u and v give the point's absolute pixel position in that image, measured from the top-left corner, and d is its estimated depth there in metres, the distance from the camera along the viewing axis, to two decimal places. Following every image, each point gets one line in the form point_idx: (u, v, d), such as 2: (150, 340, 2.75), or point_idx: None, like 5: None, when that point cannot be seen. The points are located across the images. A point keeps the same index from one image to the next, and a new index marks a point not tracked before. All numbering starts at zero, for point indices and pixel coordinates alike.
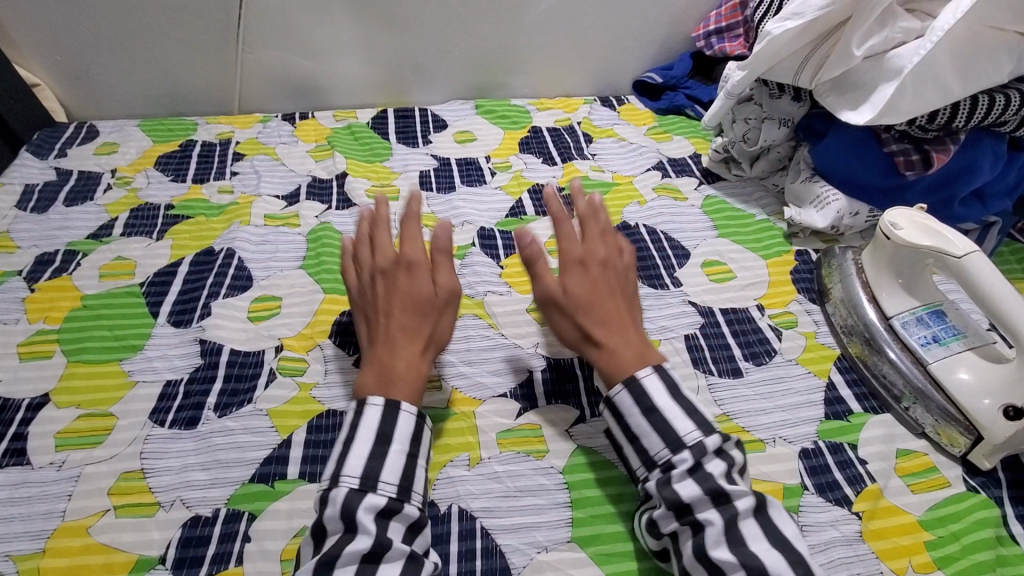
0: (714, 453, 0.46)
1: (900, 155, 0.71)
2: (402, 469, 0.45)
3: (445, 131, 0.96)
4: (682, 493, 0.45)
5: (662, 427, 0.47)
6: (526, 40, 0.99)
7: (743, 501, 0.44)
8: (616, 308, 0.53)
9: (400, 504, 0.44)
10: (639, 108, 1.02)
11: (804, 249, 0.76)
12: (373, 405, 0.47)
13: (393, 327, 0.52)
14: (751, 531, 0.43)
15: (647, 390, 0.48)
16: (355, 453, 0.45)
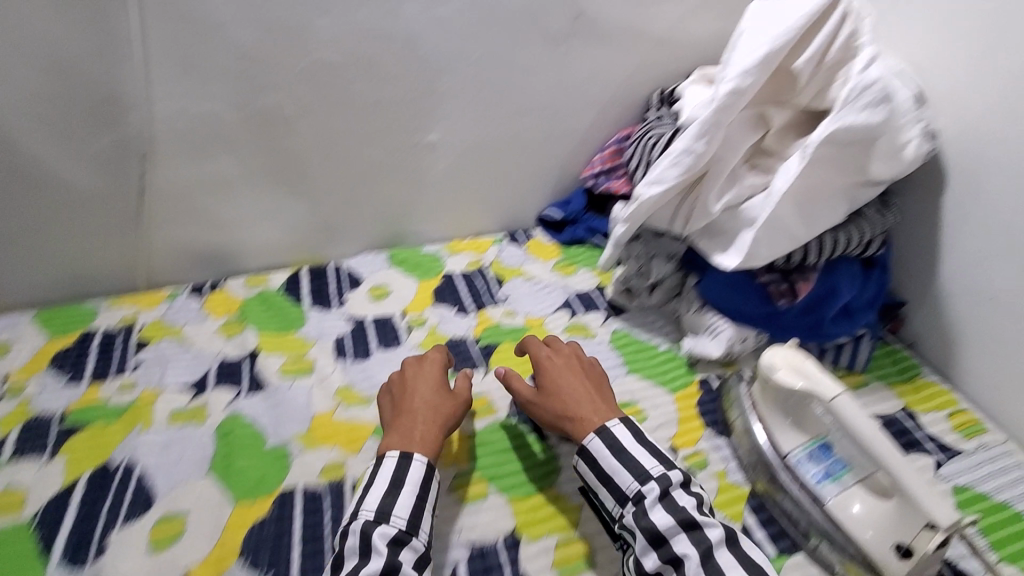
0: (676, 488, 0.62)
1: (772, 285, 0.81)
2: (413, 508, 0.62)
3: (360, 287, 0.97)
4: (657, 522, 0.60)
5: (629, 464, 0.64)
6: (430, 193, 1.03)
7: (715, 531, 0.59)
8: (583, 391, 0.72)
9: (408, 536, 0.60)
10: (545, 242, 1.09)
11: (706, 377, 0.82)
12: (392, 455, 0.65)
13: (424, 405, 0.71)
14: (726, 558, 0.58)
15: (616, 436, 0.66)
16: (373, 496, 0.62)
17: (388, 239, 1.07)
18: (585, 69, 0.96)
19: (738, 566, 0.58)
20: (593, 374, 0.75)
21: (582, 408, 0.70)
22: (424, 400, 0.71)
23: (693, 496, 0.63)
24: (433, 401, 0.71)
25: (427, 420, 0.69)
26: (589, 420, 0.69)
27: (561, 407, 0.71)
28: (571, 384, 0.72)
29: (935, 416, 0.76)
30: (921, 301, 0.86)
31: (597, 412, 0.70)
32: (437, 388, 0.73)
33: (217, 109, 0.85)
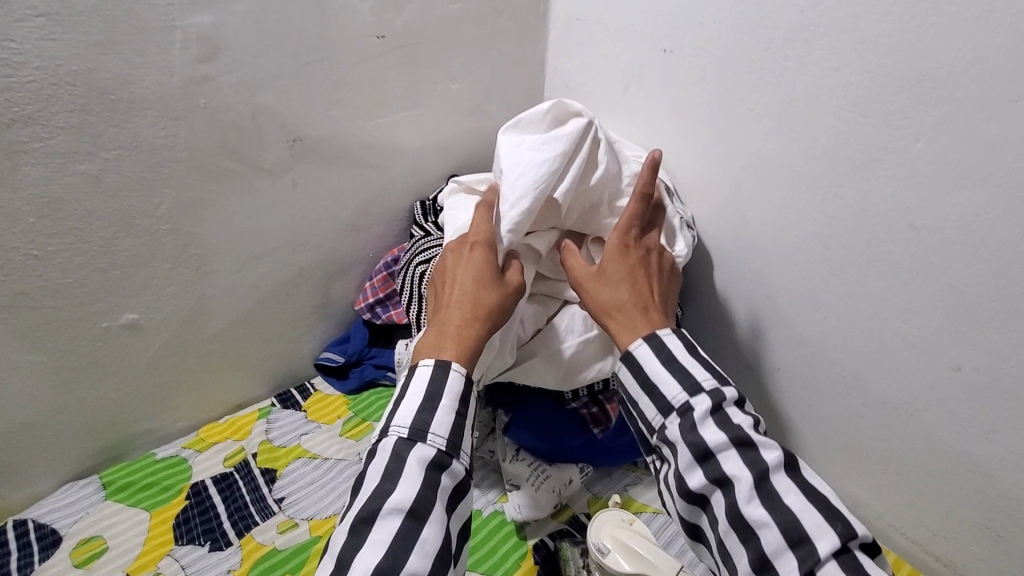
0: (728, 404, 0.53)
1: (584, 410, 0.74)
2: (452, 425, 0.52)
3: (53, 553, 0.68)
4: (706, 436, 0.51)
5: (679, 373, 0.55)
6: (154, 380, 0.78)
7: (773, 454, 0.50)
8: (649, 292, 0.63)
9: (449, 459, 0.51)
10: (329, 394, 0.90)
11: (540, 541, 0.70)
12: (427, 363, 0.56)
13: (477, 297, 0.60)
14: (781, 483, 0.49)
15: (665, 343, 0.57)
16: (406, 409, 0.53)
17: (103, 451, 0.78)
18: (325, 195, 0.80)
19: (800, 497, 0.48)
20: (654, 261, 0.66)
21: (648, 281, 0.63)
22: (464, 305, 0.60)
23: (720, 428, 0.51)
24: (495, 302, 0.60)
25: (470, 302, 0.60)
26: (651, 311, 0.60)
27: (610, 306, 0.61)
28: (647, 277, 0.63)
29: None
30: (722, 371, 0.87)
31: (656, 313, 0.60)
32: (485, 284, 0.61)
33: None
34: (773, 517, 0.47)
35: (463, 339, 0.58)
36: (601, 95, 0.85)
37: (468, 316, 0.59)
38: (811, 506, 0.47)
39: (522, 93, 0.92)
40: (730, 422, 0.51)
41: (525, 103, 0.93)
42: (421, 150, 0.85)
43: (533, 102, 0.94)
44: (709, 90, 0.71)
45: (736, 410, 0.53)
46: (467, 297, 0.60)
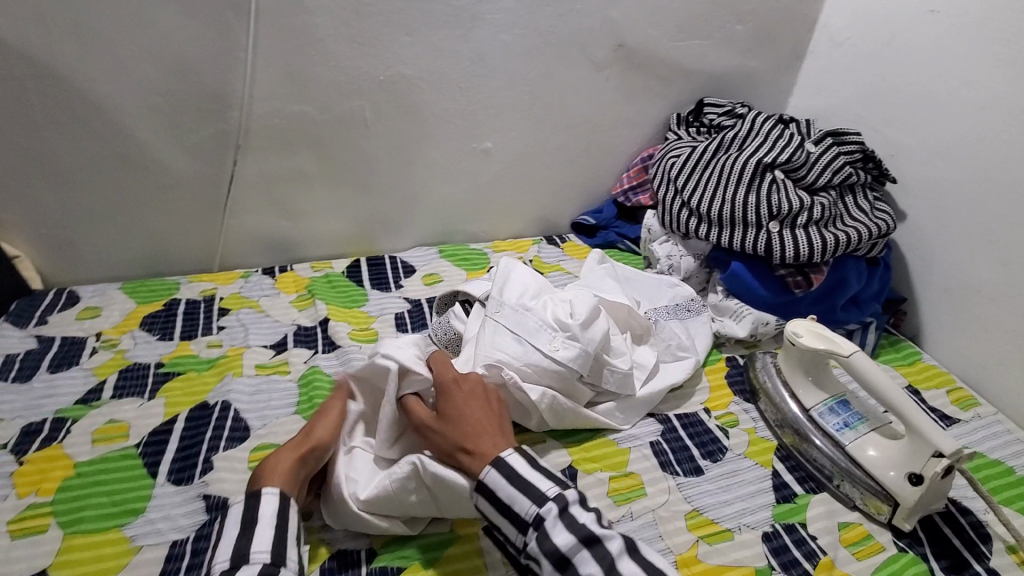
0: (572, 504, 0.56)
1: (789, 277, 0.91)
2: (272, 537, 0.55)
3: (414, 275, 1.08)
4: (559, 543, 0.54)
5: (524, 487, 0.57)
6: (479, 196, 1.14)
7: (615, 543, 0.54)
8: (486, 420, 0.64)
9: (278, 567, 0.53)
10: (580, 245, 1.20)
11: (732, 355, 0.90)
12: (236, 503, 0.58)
13: (298, 454, 0.63)
14: (630, 568, 0.52)
15: (510, 464, 0.59)
16: (225, 545, 0.54)
17: (438, 234, 1.17)
18: (623, 92, 1.09)
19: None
20: (494, 429, 0.64)
21: (474, 417, 0.64)
22: (300, 450, 0.63)
23: (567, 534, 0.54)
24: (309, 443, 0.64)
25: (318, 438, 0.65)
26: (485, 442, 0.62)
27: (462, 433, 0.63)
28: (473, 414, 0.64)
29: (934, 391, 0.86)
30: (922, 295, 0.98)
31: (495, 431, 0.63)
32: (304, 432, 0.66)
33: (306, 110, 0.96)
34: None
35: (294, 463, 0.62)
36: (863, 49, 1.02)
37: (271, 457, 0.63)
38: None
39: (789, 47, 1.13)
40: (593, 536, 0.54)
41: (789, 56, 1.14)
42: (696, 73, 1.11)
43: (796, 56, 1.14)
44: (969, 45, 0.87)
45: (556, 521, 0.55)
46: (307, 447, 0.64)
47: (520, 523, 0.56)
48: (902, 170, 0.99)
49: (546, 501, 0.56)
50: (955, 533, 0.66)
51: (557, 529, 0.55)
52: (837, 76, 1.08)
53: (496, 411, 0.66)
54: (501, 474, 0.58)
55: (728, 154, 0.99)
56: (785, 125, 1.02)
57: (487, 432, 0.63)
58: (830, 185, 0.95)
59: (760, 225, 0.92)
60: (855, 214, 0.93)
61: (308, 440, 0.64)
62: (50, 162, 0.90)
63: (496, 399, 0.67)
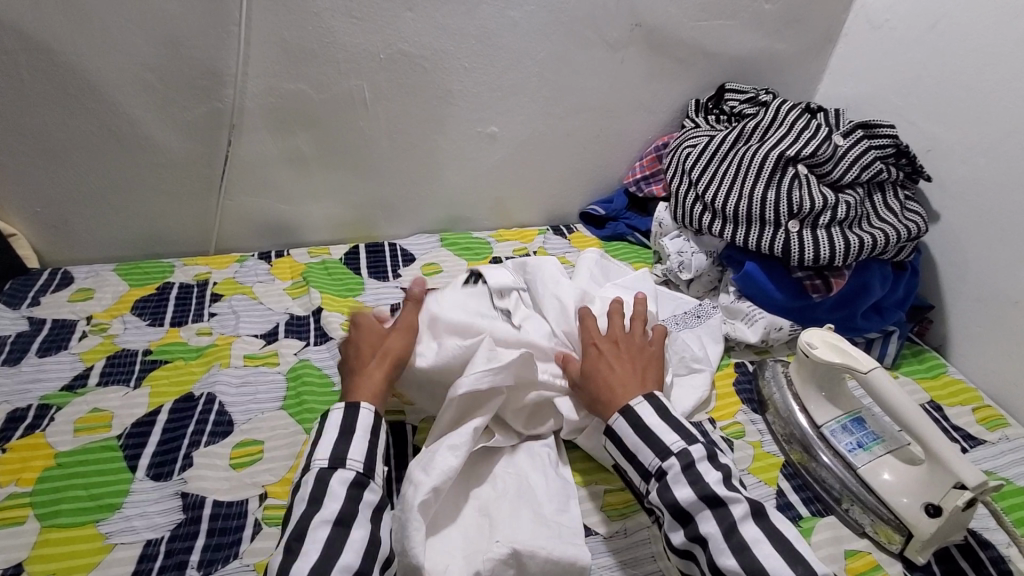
0: (698, 462, 0.56)
1: (806, 281, 0.86)
2: (367, 450, 0.57)
3: (413, 265, 1.04)
4: (680, 496, 0.54)
5: (651, 440, 0.58)
6: (483, 182, 1.09)
7: (738, 507, 0.52)
8: (630, 374, 0.64)
9: (367, 479, 0.55)
10: (587, 236, 1.14)
11: (741, 361, 0.85)
12: (336, 408, 0.60)
13: (376, 364, 0.65)
14: (751, 532, 0.51)
15: (639, 414, 0.60)
16: (324, 444, 0.57)
17: (440, 222, 1.13)
18: (639, 75, 1.03)
19: (766, 542, 0.51)
20: (634, 384, 0.63)
21: (616, 370, 0.64)
22: (379, 361, 0.65)
23: (692, 488, 0.54)
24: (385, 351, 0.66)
25: (390, 348, 0.66)
26: (623, 395, 0.62)
27: (605, 386, 0.63)
28: (617, 367, 0.65)
29: (959, 409, 0.80)
30: (951, 303, 0.91)
31: (635, 386, 0.63)
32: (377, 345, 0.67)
33: (303, 90, 0.92)
34: (744, 567, 0.49)
35: (375, 375, 0.64)
36: (904, 32, 0.94)
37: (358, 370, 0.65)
38: (774, 552, 0.50)
39: (821, 29, 1.05)
40: (718, 488, 0.54)
41: (820, 39, 1.06)
42: (719, 56, 1.04)
43: (828, 39, 1.06)
44: (1023, 31, 0.79)
45: (702, 473, 0.55)
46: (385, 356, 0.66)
47: (650, 472, 0.58)
48: (938, 167, 0.91)
49: (672, 455, 0.57)
50: (972, 567, 0.61)
51: (686, 480, 0.55)
52: (873, 62, 1.00)
53: (641, 372, 0.65)
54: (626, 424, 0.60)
55: (748, 146, 0.93)
56: (812, 114, 0.95)
57: (628, 387, 0.63)
58: (858, 181, 0.88)
59: (778, 224, 0.86)
60: (883, 214, 0.87)
61: (390, 349, 0.66)
62: (42, 139, 0.88)
63: (643, 361, 0.66)
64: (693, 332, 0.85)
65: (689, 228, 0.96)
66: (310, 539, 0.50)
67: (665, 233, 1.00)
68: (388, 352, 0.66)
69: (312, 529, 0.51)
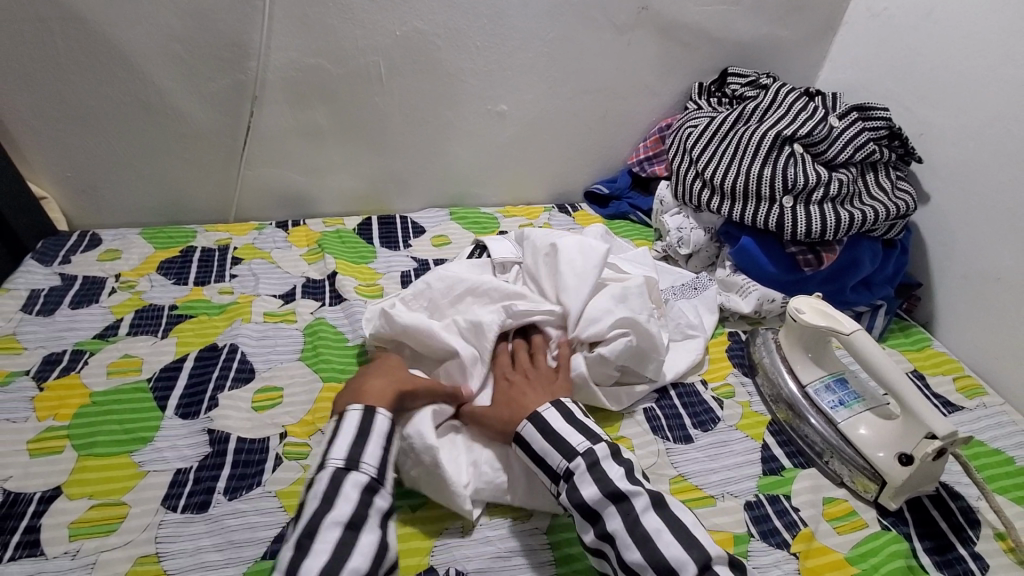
0: (603, 459, 0.57)
1: (799, 255, 0.89)
2: (380, 456, 0.56)
3: (423, 236, 1.09)
4: (586, 496, 0.55)
5: (558, 443, 0.58)
6: (491, 160, 1.14)
7: (638, 500, 0.53)
8: (540, 385, 0.66)
9: (378, 484, 0.55)
10: (590, 214, 1.18)
11: (735, 330, 0.89)
12: (353, 409, 0.58)
13: (386, 375, 0.64)
14: (653, 522, 0.52)
15: (546, 420, 0.60)
16: (340, 443, 0.56)
17: (449, 198, 1.17)
18: (645, 58, 1.07)
19: (667, 531, 0.52)
20: (555, 384, 0.66)
21: (530, 381, 0.67)
22: (388, 376, 0.64)
23: (597, 487, 0.55)
24: (390, 368, 0.66)
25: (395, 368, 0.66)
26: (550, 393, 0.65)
27: (508, 405, 0.63)
28: (529, 377, 0.67)
29: (940, 378, 0.84)
30: (939, 281, 0.95)
31: (555, 385, 0.66)
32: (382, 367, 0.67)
33: (322, 64, 0.96)
34: (647, 559, 0.51)
35: (382, 386, 0.62)
36: (901, 20, 0.97)
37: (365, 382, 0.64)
38: (677, 542, 0.51)
39: (822, 16, 1.08)
40: (620, 487, 0.54)
41: (821, 27, 1.09)
42: (723, 41, 1.08)
43: (829, 27, 1.10)
44: (1012, 18, 0.82)
45: (612, 470, 0.56)
46: (394, 373, 0.65)
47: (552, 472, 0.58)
48: (930, 151, 0.95)
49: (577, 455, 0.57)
50: (942, 516, 0.66)
51: (591, 480, 0.56)
52: (871, 49, 1.04)
53: (554, 372, 0.69)
54: (535, 430, 0.60)
55: (748, 126, 0.97)
56: (810, 98, 0.99)
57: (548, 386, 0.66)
58: (851, 162, 0.92)
59: (773, 200, 0.90)
60: (874, 193, 0.90)
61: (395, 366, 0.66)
62: (75, 105, 0.93)
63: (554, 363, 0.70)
64: (689, 302, 0.89)
65: (688, 205, 1.00)
66: (320, 538, 0.50)
67: (666, 211, 1.04)
68: (392, 369, 0.66)
69: (322, 528, 0.50)
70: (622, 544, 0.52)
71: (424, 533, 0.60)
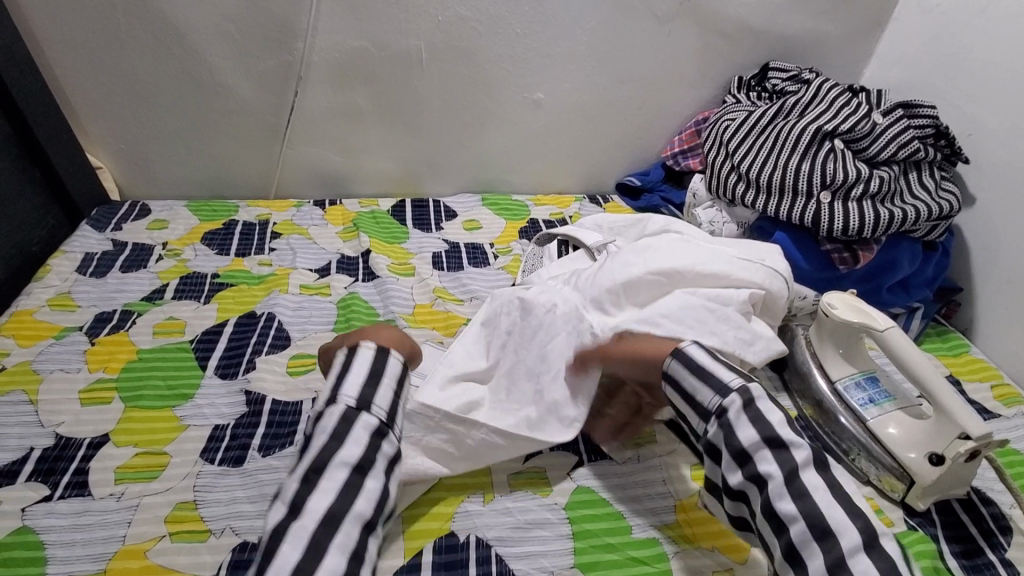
0: (759, 400, 0.55)
1: (834, 252, 0.88)
2: (392, 400, 0.58)
3: (455, 220, 1.10)
4: (742, 437, 0.53)
5: (705, 380, 0.57)
6: (526, 148, 1.15)
7: (800, 453, 0.51)
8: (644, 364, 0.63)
9: (386, 429, 0.56)
10: (622, 206, 1.18)
11: None
12: (368, 348, 0.60)
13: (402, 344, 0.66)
14: (811, 479, 0.51)
15: (691, 355, 0.59)
16: (353, 381, 0.57)
17: (482, 184, 1.19)
18: (684, 50, 1.06)
19: (825, 490, 0.50)
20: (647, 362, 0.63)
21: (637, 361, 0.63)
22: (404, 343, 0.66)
23: (750, 422, 0.54)
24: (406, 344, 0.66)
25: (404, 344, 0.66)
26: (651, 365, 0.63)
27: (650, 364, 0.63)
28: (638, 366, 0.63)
29: (977, 385, 0.82)
30: (980, 287, 0.93)
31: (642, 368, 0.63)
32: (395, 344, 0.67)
33: (366, 47, 0.99)
34: (801, 511, 0.49)
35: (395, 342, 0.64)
36: (952, 17, 0.95)
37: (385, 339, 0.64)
38: (835, 503, 0.49)
39: (870, 12, 1.06)
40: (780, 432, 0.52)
41: (869, 23, 1.07)
42: (765, 35, 1.06)
43: (878, 23, 1.07)
44: None
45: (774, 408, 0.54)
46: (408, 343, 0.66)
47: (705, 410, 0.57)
48: (977, 152, 0.92)
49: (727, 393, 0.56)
50: (972, 520, 0.64)
51: (736, 422, 0.54)
52: (921, 47, 1.01)
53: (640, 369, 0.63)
54: (686, 366, 0.59)
55: (787, 120, 0.95)
56: (854, 94, 0.97)
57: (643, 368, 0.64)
58: (894, 159, 0.90)
59: (810, 195, 0.88)
60: (917, 192, 0.88)
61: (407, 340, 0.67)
62: (131, 80, 0.97)
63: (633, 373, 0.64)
64: None
65: (722, 198, 0.99)
66: (329, 477, 0.51)
67: (697, 205, 1.04)
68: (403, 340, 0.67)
69: (331, 466, 0.51)
70: (775, 496, 0.51)
71: (447, 501, 0.61)
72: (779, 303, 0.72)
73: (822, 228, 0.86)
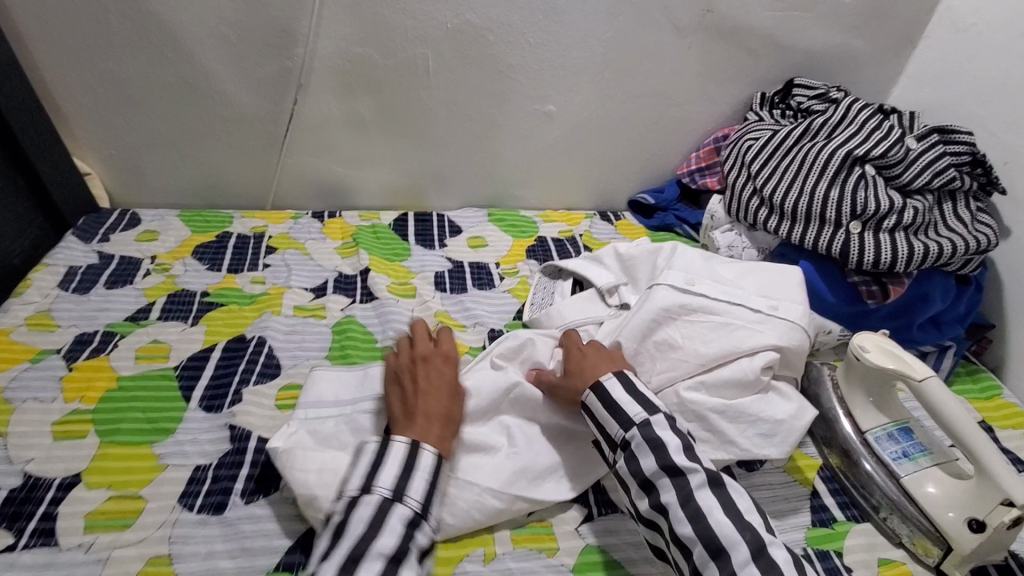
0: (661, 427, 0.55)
1: (862, 285, 0.83)
2: (426, 490, 0.52)
3: (460, 237, 1.05)
4: (643, 467, 0.53)
5: (614, 412, 0.57)
6: (535, 162, 1.10)
7: (695, 477, 0.51)
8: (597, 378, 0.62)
9: (421, 518, 0.51)
10: (634, 224, 1.13)
11: None
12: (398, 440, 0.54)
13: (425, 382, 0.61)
14: (706, 499, 0.50)
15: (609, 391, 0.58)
16: (388, 469, 0.52)
17: (488, 198, 1.14)
18: (704, 64, 1.01)
19: (719, 509, 0.49)
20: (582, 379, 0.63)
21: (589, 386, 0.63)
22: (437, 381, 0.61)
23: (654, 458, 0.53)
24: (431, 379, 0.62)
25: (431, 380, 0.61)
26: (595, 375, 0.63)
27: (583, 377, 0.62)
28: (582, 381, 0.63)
29: (1012, 433, 0.77)
30: (1014, 325, 0.87)
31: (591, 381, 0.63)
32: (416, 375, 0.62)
33: (369, 53, 0.94)
34: (698, 534, 0.48)
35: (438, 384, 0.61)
36: (992, 36, 0.89)
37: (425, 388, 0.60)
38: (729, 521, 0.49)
39: (903, 28, 1.00)
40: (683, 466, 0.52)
41: (900, 39, 1.01)
42: (791, 49, 1.01)
43: (909, 40, 1.02)
44: None
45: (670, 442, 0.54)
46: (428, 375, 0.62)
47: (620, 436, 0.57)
48: (1013, 181, 0.87)
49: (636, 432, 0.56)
50: None
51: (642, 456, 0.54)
52: (956, 66, 0.96)
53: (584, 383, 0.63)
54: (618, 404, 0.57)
55: (814, 142, 0.90)
56: (884, 116, 0.92)
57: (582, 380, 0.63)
58: (928, 188, 0.85)
59: (839, 224, 0.83)
60: (952, 223, 0.83)
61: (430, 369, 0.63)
62: (122, 84, 0.92)
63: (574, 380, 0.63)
64: None
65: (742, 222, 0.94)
66: (365, 567, 0.46)
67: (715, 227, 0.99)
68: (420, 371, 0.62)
69: (366, 558, 0.46)
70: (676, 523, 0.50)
71: (444, 560, 0.56)
72: (800, 356, 0.67)
73: (852, 261, 0.81)
